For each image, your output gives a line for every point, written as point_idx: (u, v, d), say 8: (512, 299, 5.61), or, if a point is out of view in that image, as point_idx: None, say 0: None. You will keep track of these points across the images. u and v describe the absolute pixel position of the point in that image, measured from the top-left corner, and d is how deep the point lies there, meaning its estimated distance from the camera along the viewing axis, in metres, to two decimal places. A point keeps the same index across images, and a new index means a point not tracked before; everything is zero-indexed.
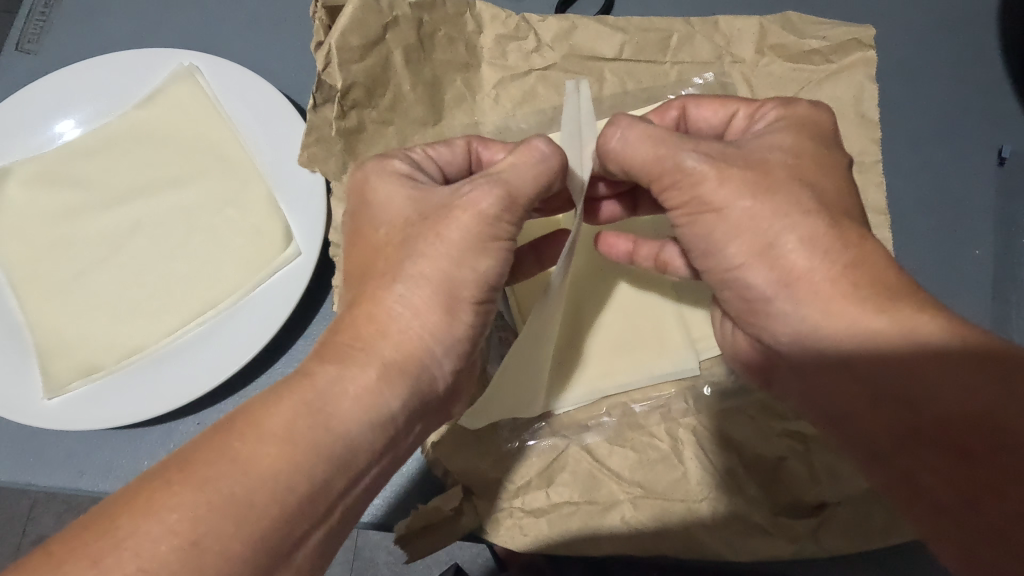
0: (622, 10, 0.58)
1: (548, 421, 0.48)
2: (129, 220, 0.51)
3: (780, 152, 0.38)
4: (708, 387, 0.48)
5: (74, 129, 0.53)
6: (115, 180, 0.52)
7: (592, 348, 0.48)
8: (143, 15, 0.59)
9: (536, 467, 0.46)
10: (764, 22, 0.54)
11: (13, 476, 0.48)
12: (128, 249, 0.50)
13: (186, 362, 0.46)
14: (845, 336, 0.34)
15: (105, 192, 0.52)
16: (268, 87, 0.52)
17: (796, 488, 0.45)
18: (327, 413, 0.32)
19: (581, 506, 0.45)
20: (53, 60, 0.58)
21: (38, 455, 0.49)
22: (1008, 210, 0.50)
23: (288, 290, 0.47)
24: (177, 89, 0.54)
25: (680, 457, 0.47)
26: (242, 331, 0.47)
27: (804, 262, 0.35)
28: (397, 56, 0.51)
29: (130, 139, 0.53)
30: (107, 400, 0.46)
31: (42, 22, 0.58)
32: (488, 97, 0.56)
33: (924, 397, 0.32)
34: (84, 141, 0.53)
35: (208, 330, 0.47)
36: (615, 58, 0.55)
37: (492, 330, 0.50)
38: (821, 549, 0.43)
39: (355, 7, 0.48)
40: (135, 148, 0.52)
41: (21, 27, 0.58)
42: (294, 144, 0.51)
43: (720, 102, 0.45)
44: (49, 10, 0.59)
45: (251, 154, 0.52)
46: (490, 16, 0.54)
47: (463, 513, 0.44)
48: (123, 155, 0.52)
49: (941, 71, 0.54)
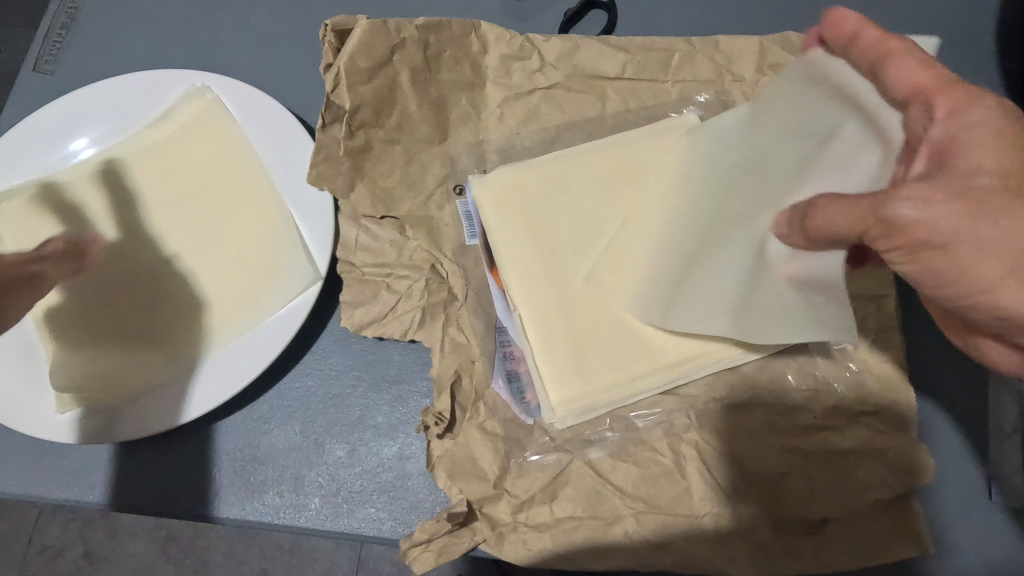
0: (624, 29, 0.59)
1: (551, 436, 0.49)
2: (142, 237, 0.52)
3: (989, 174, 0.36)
4: (710, 402, 0.49)
5: (88, 147, 0.55)
6: (127, 197, 0.53)
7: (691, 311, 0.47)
8: (156, 36, 0.60)
9: (539, 482, 0.47)
10: (764, 42, 0.55)
11: (24, 487, 0.49)
12: (141, 266, 0.51)
13: (200, 387, 0.47)
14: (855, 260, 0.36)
15: (118, 209, 0.53)
16: (280, 109, 0.54)
17: (799, 504, 0.45)
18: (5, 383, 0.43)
19: (584, 521, 0.45)
20: (70, 79, 0.59)
21: (45, 465, 0.49)
22: None
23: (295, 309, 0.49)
24: (191, 110, 0.55)
25: (683, 472, 0.47)
26: (253, 355, 0.48)
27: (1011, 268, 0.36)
28: (404, 77, 0.52)
29: (145, 157, 0.54)
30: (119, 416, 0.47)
31: (59, 43, 0.60)
32: (492, 116, 0.57)
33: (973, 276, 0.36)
34: (97, 160, 0.54)
35: (219, 353, 0.48)
36: (617, 77, 0.56)
37: (496, 347, 0.50)
38: (823, 565, 0.43)
39: (363, 31, 0.49)
40: (148, 165, 0.53)
41: (38, 47, 0.59)
42: (304, 168, 0.52)
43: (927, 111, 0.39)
44: (65, 31, 0.60)
45: (265, 175, 0.53)
46: (495, 37, 0.55)
47: (467, 526, 0.44)
48: (135, 173, 0.53)
49: None
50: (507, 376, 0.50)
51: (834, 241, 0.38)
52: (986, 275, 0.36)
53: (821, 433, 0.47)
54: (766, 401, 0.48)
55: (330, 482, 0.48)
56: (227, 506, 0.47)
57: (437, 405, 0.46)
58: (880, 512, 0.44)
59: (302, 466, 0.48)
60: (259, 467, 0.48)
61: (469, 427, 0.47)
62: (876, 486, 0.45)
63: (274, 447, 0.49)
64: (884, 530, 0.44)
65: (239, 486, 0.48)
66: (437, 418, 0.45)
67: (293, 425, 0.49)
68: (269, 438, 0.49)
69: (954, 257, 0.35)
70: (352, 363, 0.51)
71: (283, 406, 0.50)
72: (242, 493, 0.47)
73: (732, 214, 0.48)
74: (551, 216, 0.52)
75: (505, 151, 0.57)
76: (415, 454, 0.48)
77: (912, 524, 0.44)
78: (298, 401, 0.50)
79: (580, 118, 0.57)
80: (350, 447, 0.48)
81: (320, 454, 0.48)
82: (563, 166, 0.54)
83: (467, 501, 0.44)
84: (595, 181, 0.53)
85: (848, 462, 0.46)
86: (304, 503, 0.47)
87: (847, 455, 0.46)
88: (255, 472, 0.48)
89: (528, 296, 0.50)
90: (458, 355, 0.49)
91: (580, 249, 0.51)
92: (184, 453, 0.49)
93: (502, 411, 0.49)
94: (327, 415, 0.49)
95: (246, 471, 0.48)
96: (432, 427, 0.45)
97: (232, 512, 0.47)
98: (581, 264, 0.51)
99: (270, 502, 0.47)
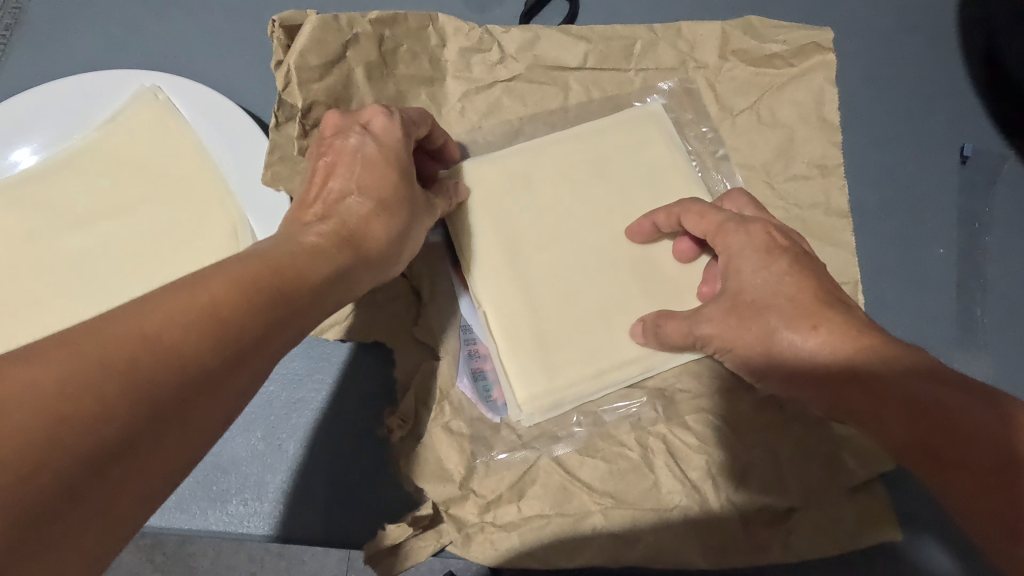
0: (587, 18, 0.58)
1: (519, 433, 0.48)
2: (93, 242, 0.50)
3: (804, 335, 0.36)
4: (678, 395, 0.48)
5: (31, 156, 0.52)
6: (76, 202, 0.51)
7: (611, 305, 0.49)
8: (106, 35, 0.58)
9: (506, 481, 0.46)
10: (726, 27, 0.54)
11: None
12: (91, 269, 0.50)
13: None
14: (770, 368, 0.38)
15: (66, 215, 0.51)
16: (233, 108, 0.52)
17: (769, 495, 0.45)
18: (201, 346, 0.27)
19: (552, 518, 0.45)
20: (16, 82, 0.57)
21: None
22: (972, 209, 0.50)
23: None
24: (139, 109, 0.53)
25: (651, 466, 0.46)
26: None
27: (795, 390, 0.38)
28: (359, 74, 0.51)
29: (95, 163, 0.52)
30: None
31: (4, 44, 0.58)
32: (454, 111, 0.56)
33: (774, 371, 0.38)
34: (42, 168, 0.52)
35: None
36: (579, 68, 0.55)
37: (460, 346, 0.49)
38: (791, 554, 0.43)
39: (313, 27, 0.48)
40: (98, 169, 0.52)
41: None
42: (259, 165, 0.51)
43: (687, 324, 0.43)
44: (10, 32, 0.59)
45: (214, 179, 0.52)
46: (453, 29, 0.54)
47: (433, 529, 0.44)
48: (83, 176, 0.52)
49: (903, 71, 0.54)
50: (472, 375, 0.49)
51: (684, 347, 0.45)
52: (752, 360, 0.39)
53: (787, 422, 0.46)
54: (737, 391, 0.48)
55: (296, 489, 0.47)
56: (188, 517, 0.46)
57: (400, 407, 0.46)
58: (845, 498, 0.44)
59: (263, 474, 0.47)
60: (221, 476, 0.47)
61: (434, 428, 0.47)
62: (841, 472, 0.45)
63: (235, 455, 0.47)
64: (850, 517, 0.44)
65: (202, 495, 0.47)
66: (399, 420, 0.45)
67: (252, 433, 0.48)
68: (230, 446, 0.48)
69: (806, 377, 0.36)
70: (314, 366, 0.49)
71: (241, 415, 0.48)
72: (205, 504, 0.46)
73: (538, 212, 0.51)
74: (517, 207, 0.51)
75: (468, 144, 0.56)
76: (379, 458, 0.47)
77: (879, 509, 0.44)
78: (258, 410, 0.48)
79: (543, 110, 0.56)
80: (312, 452, 0.47)
81: (282, 463, 0.47)
82: (525, 159, 0.53)
83: (432, 503, 0.44)
84: (559, 172, 0.53)
85: (814, 450, 0.45)
86: (268, 512, 0.46)
87: (814, 441, 0.46)
88: (217, 481, 0.47)
89: (492, 294, 0.49)
90: (421, 351, 0.49)
91: (545, 244, 0.50)
92: None
93: (467, 411, 0.48)
94: (290, 421, 0.48)
95: (207, 480, 0.47)
96: (396, 429, 0.45)
97: (194, 523, 0.46)
98: (546, 260, 0.50)
99: (232, 512, 0.46)
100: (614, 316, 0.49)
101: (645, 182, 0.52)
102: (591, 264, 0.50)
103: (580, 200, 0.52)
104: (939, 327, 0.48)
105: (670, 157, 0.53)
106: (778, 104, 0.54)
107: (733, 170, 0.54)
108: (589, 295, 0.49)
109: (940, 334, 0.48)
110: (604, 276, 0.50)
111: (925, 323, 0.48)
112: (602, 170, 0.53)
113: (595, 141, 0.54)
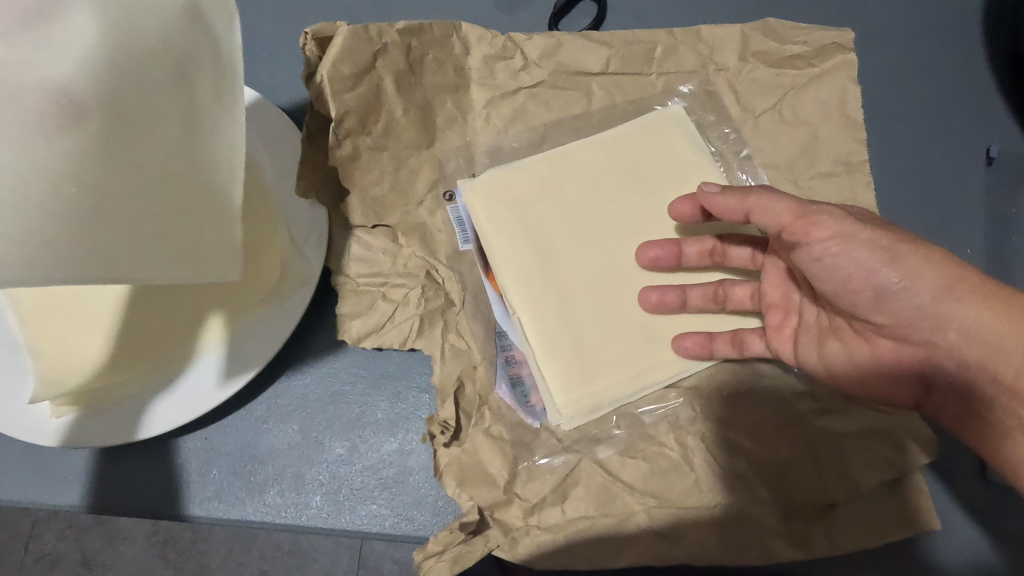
0: (611, 23, 0.59)
1: (559, 438, 0.49)
2: None
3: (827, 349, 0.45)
4: (712, 393, 0.49)
5: None
6: None
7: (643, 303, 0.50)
8: None
9: (549, 484, 0.47)
10: (745, 29, 0.55)
11: (26, 495, 0.49)
12: None
13: (198, 385, 0.47)
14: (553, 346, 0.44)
15: None
16: (268, 108, 0.53)
17: (804, 489, 0.45)
18: None
19: (596, 519, 0.45)
20: None
21: (51, 474, 0.49)
22: (997, 208, 0.51)
23: (290, 311, 0.48)
24: None
25: (691, 465, 0.47)
26: (251, 353, 0.48)
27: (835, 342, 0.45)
28: (388, 83, 0.51)
29: None
30: (113, 420, 0.47)
31: None
32: (479, 118, 0.56)
33: None
34: None
35: (216, 355, 0.48)
36: (602, 72, 0.56)
37: (497, 352, 0.50)
38: (836, 548, 0.44)
39: (344, 37, 0.48)
40: None
41: None
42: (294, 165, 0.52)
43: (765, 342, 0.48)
44: None
45: None
46: (477, 37, 0.54)
47: (480, 534, 0.44)
48: None
49: (927, 74, 0.55)
50: (510, 381, 0.49)
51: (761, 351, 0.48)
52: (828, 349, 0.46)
53: (824, 419, 0.47)
54: (771, 389, 0.49)
55: (333, 480, 0.48)
56: (229, 507, 0.48)
57: (440, 414, 0.45)
58: (885, 490, 0.45)
59: (300, 472, 0.48)
60: (262, 468, 0.49)
61: (475, 433, 0.47)
62: (881, 466, 0.45)
63: (272, 449, 0.49)
64: (891, 508, 0.44)
65: (241, 486, 0.48)
66: (442, 427, 0.44)
67: (290, 430, 0.50)
68: (267, 441, 0.49)
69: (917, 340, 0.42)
70: (349, 360, 0.51)
71: (280, 411, 0.50)
72: (246, 495, 0.48)
73: (579, 222, 0.52)
74: (586, 253, 0.51)
75: (492, 151, 0.57)
76: (415, 450, 0.49)
77: (919, 502, 0.44)
78: (299, 410, 0.50)
79: (567, 115, 0.57)
80: (351, 452, 0.49)
81: (320, 460, 0.49)
82: (556, 163, 0.53)
83: (478, 508, 0.44)
84: (591, 183, 0.53)
85: (852, 447, 0.46)
86: (304, 508, 0.48)
87: (850, 437, 0.46)
88: (258, 473, 0.49)
89: (528, 300, 0.50)
90: (459, 359, 0.49)
91: (577, 248, 0.51)
92: (182, 453, 0.49)
93: (508, 416, 0.48)
94: (326, 421, 0.50)
95: (251, 473, 0.49)
96: (438, 437, 0.44)
97: (236, 513, 0.48)
98: (580, 263, 0.51)
99: (271, 502, 0.48)
100: (641, 315, 0.50)
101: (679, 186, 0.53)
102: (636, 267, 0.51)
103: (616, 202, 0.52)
104: None
105: (696, 159, 0.54)
106: (789, 104, 0.54)
107: (757, 169, 0.55)
108: (615, 296, 0.50)
109: None
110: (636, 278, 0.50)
111: None
112: (633, 175, 0.53)
113: (618, 146, 0.54)
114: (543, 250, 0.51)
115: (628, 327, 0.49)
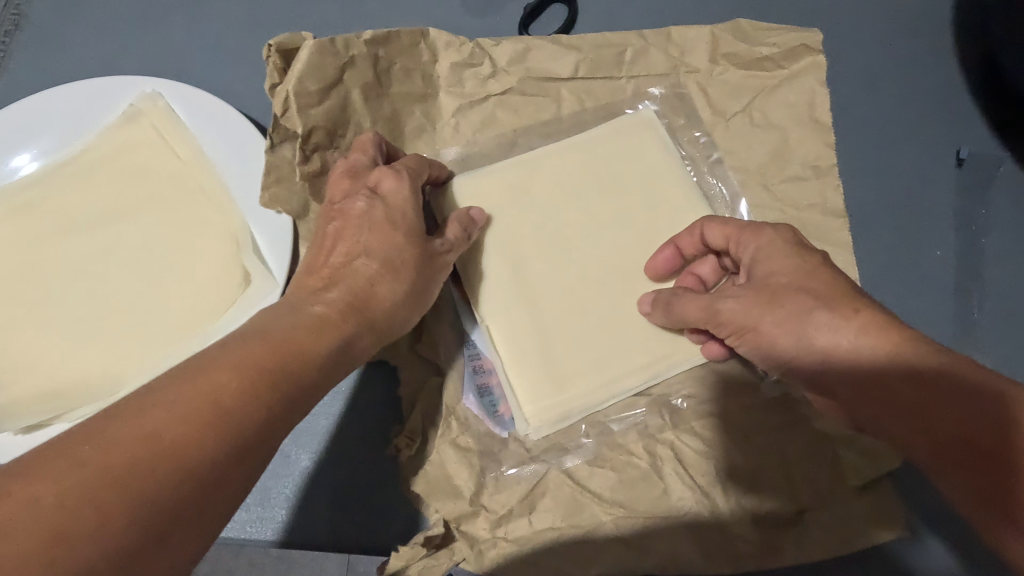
0: (581, 27, 0.58)
1: (528, 447, 0.48)
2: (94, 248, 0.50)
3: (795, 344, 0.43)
4: (683, 401, 0.49)
5: (31, 162, 0.53)
6: (76, 209, 0.51)
7: (612, 311, 0.49)
8: (102, 47, 0.58)
9: (516, 495, 0.46)
10: (715, 31, 0.54)
11: None
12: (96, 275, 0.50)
13: None
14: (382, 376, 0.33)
15: (67, 220, 0.51)
16: (233, 115, 0.52)
17: (775, 497, 0.45)
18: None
19: (563, 531, 0.45)
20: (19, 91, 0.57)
21: None
22: (968, 210, 0.51)
23: None
24: (139, 116, 0.53)
25: (660, 474, 0.47)
26: None
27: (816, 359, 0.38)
28: (356, 95, 0.51)
29: (95, 171, 0.52)
30: None
31: (7, 54, 0.58)
32: (448, 125, 0.56)
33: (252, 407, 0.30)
34: (42, 175, 0.52)
35: None
36: (571, 77, 0.55)
37: (465, 362, 0.49)
38: (804, 556, 0.43)
39: (310, 51, 0.48)
40: (98, 174, 0.52)
41: None
42: (259, 172, 0.51)
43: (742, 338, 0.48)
44: (12, 42, 0.59)
45: (212, 185, 0.52)
46: (444, 43, 0.54)
47: (446, 547, 0.44)
48: (83, 182, 0.52)
49: (899, 74, 0.54)
50: (478, 392, 0.49)
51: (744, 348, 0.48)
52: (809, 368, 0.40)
53: (793, 426, 0.47)
54: (742, 396, 0.48)
55: (299, 495, 0.47)
56: None
57: (407, 426, 0.46)
58: (854, 496, 0.44)
59: (264, 485, 0.47)
60: None
61: (442, 444, 0.47)
62: (848, 473, 0.45)
63: None
64: (859, 515, 0.44)
65: None
66: (407, 439, 0.46)
67: None
68: None
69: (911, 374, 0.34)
70: None
71: None
72: None
73: (547, 231, 0.51)
74: (554, 261, 0.50)
75: (462, 159, 0.56)
76: (383, 463, 0.48)
77: (887, 508, 0.44)
78: None
79: (537, 121, 0.56)
80: (317, 465, 0.48)
81: (285, 475, 0.48)
82: (525, 171, 0.53)
83: (444, 521, 0.44)
84: (560, 191, 0.52)
85: (820, 453, 0.46)
86: (269, 520, 0.47)
87: (818, 444, 0.46)
88: None
89: (494, 309, 0.49)
90: (428, 371, 0.49)
91: (545, 256, 0.51)
92: None
93: (475, 427, 0.48)
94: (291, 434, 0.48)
95: None
96: (404, 448, 0.46)
97: None
98: (548, 272, 0.50)
99: (236, 517, 0.47)
100: (610, 324, 0.49)
101: (649, 193, 0.52)
102: (604, 275, 0.50)
103: (585, 209, 0.52)
104: (941, 323, 0.48)
105: (667, 165, 0.53)
106: (760, 107, 0.54)
107: (727, 174, 0.54)
108: (582, 305, 0.49)
109: (940, 329, 0.48)
110: (606, 287, 0.50)
111: (921, 323, 0.48)
112: (603, 183, 0.53)
113: (586, 152, 0.54)
114: (512, 260, 0.50)
115: (596, 337, 0.49)
